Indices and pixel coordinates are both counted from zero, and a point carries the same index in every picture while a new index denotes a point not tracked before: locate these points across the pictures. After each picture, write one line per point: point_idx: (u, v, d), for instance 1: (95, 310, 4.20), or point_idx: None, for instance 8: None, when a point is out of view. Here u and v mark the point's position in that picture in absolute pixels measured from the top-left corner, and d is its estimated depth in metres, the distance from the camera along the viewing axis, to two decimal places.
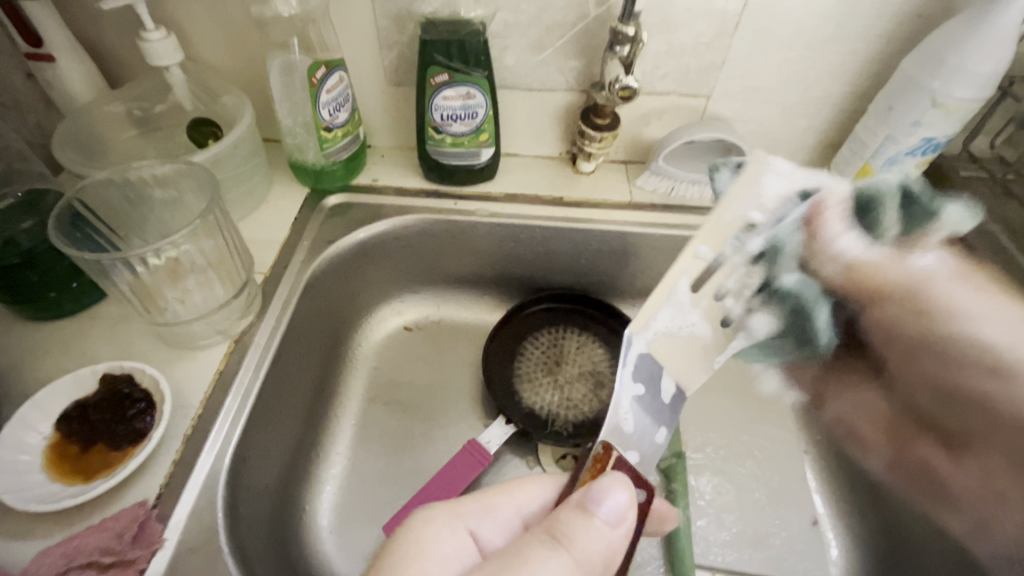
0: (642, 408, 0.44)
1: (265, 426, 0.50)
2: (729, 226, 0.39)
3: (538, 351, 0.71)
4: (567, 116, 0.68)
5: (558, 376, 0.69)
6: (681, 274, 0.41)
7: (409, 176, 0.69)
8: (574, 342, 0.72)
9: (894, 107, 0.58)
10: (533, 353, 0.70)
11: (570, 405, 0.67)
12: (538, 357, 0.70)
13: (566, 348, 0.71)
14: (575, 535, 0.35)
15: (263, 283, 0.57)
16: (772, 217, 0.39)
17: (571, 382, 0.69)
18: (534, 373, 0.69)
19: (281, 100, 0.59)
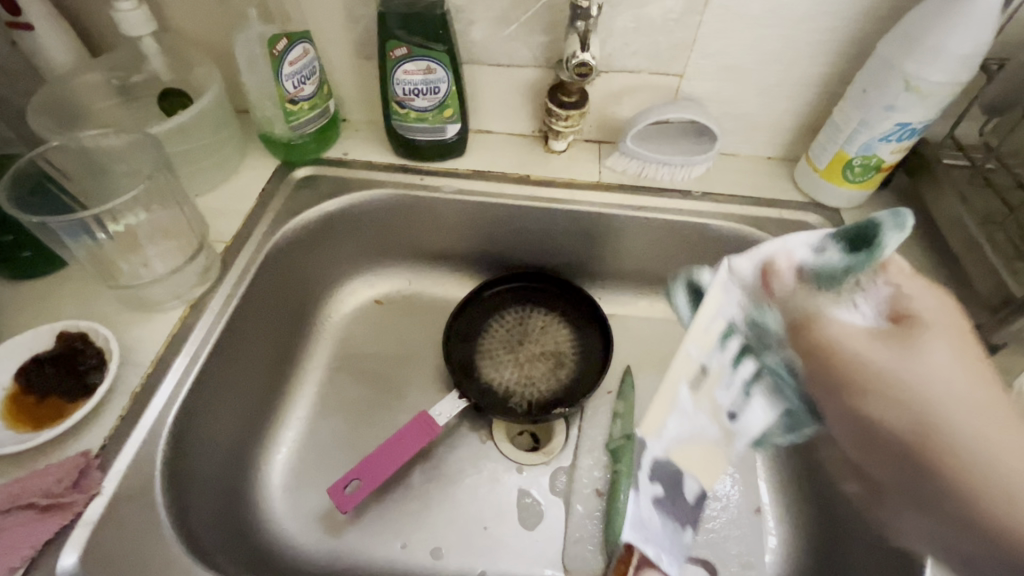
0: (664, 511, 0.47)
1: (216, 388, 0.53)
2: (713, 324, 0.39)
3: (502, 329, 0.71)
4: (537, 92, 0.67)
5: (520, 355, 0.70)
6: (680, 384, 0.40)
7: (379, 150, 0.70)
8: (539, 321, 0.72)
9: (869, 90, 0.55)
10: (497, 332, 0.71)
11: (528, 382, 0.68)
12: (501, 335, 0.71)
13: (531, 328, 0.71)
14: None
15: (224, 251, 0.59)
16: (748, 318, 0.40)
17: (532, 362, 0.69)
18: (496, 350, 0.70)
19: (248, 72, 0.60)
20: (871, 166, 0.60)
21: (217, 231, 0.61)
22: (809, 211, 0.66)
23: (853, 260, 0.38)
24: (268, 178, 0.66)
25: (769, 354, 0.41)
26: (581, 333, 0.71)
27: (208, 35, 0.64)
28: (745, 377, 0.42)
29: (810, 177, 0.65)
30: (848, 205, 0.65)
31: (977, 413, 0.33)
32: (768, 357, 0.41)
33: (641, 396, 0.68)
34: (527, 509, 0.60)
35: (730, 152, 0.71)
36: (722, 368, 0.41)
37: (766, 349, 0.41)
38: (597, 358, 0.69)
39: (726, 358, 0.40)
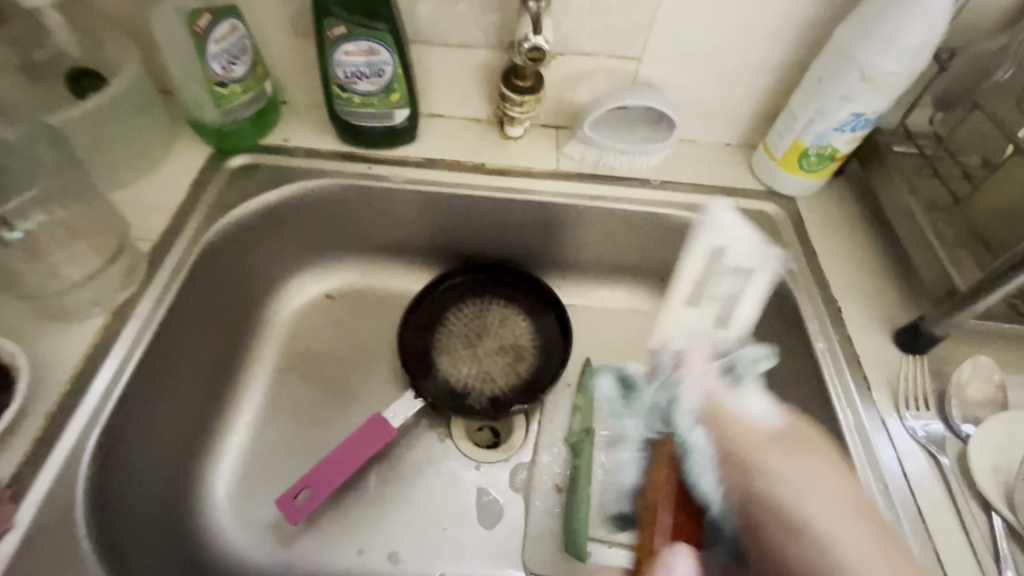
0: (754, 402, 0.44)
1: (146, 403, 0.49)
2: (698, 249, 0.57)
3: (460, 323, 0.69)
4: (490, 75, 0.63)
5: (478, 349, 0.68)
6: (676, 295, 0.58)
7: (322, 136, 0.65)
8: (498, 314, 0.70)
9: (824, 79, 0.55)
10: (455, 326, 0.69)
11: (488, 379, 0.66)
12: (459, 330, 0.69)
13: (490, 321, 0.70)
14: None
15: (150, 251, 0.54)
16: (738, 245, 0.57)
17: (491, 356, 0.68)
18: (454, 345, 0.68)
19: (169, 51, 0.55)
20: (826, 156, 0.60)
21: (142, 228, 0.56)
22: (766, 200, 0.65)
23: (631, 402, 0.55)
24: (199, 168, 0.61)
25: (688, 428, 0.45)
26: (541, 326, 0.69)
27: (119, 6, 0.57)
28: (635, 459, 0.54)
29: (767, 166, 0.64)
30: (804, 194, 0.65)
31: (841, 506, 0.36)
32: (692, 433, 0.45)
33: None
34: (486, 508, 0.59)
35: (689, 139, 0.70)
36: (714, 280, 0.56)
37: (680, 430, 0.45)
38: (557, 351, 0.67)
39: (713, 276, 0.56)
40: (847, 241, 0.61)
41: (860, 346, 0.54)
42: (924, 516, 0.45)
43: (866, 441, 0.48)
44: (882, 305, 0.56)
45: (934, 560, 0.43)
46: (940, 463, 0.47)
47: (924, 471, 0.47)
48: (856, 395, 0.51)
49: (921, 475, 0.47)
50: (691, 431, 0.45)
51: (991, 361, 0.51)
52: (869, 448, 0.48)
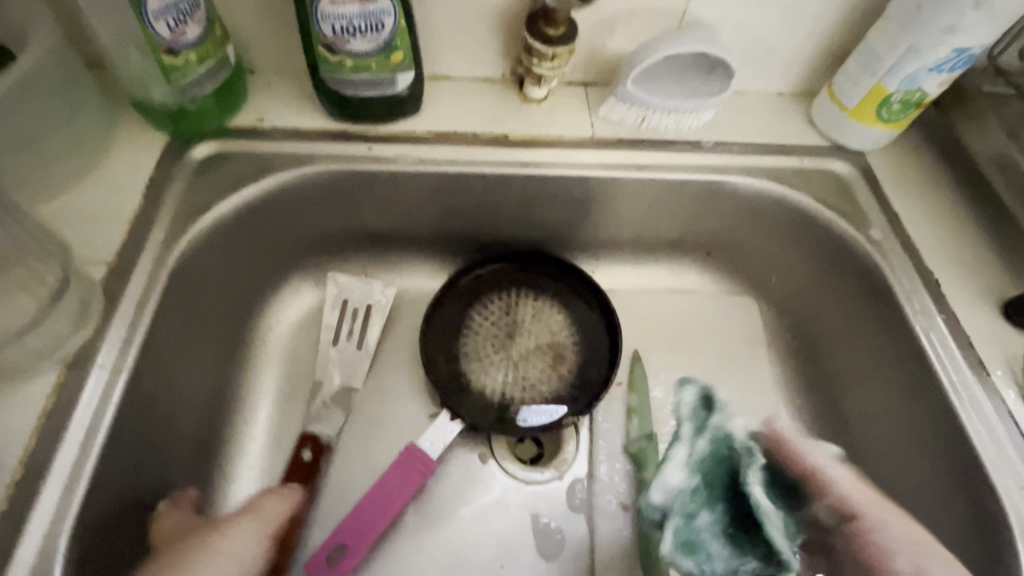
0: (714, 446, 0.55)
1: (124, 476, 0.41)
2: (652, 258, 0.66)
3: (487, 322, 0.59)
4: (507, 22, 0.51)
5: (512, 351, 0.58)
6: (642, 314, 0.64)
7: (305, 110, 0.53)
8: (530, 307, 0.60)
9: (923, 7, 0.45)
10: (481, 326, 0.59)
11: (527, 385, 0.56)
12: (487, 329, 0.58)
13: (522, 317, 0.59)
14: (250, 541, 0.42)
15: (106, 279, 0.43)
16: None
17: (528, 358, 0.58)
18: (484, 349, 0.58)
19: (94, 11, 0.41)
20: (911, 102, 0.51)
21: (89, 248, 0.44)
22: (834, 157, 0.56)
23: (714, 435, 0.41)
24: (154, 162, 0.48)
25: (753, 478, 0.39)
26: (581, 318, 0.60)
27: None
28: (687, 482, 0.40)
29: (834, 117, 0.55)
30: (876, 147, 0.56)
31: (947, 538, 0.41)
32: (754, 486, 0.39)
33: (656, 385, 0.59)
34: (545, 535, 0.52)
35: (739, 91, 0.60)
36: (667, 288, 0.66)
37: (744, 483, 0.39)
38: (602, 347, 0.58)
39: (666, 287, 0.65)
40: (930, 200, 0.54)
41: (967, 325, 0.47)
42: None
43: (993, 431, 0.43)
44: (980, 273, 0.50)
45: None
46: None
47: None
48: (972, 379, 0.45)
49: None
50: (756, 487, 0.39)
51: None
52: (988, 424, 0.43)
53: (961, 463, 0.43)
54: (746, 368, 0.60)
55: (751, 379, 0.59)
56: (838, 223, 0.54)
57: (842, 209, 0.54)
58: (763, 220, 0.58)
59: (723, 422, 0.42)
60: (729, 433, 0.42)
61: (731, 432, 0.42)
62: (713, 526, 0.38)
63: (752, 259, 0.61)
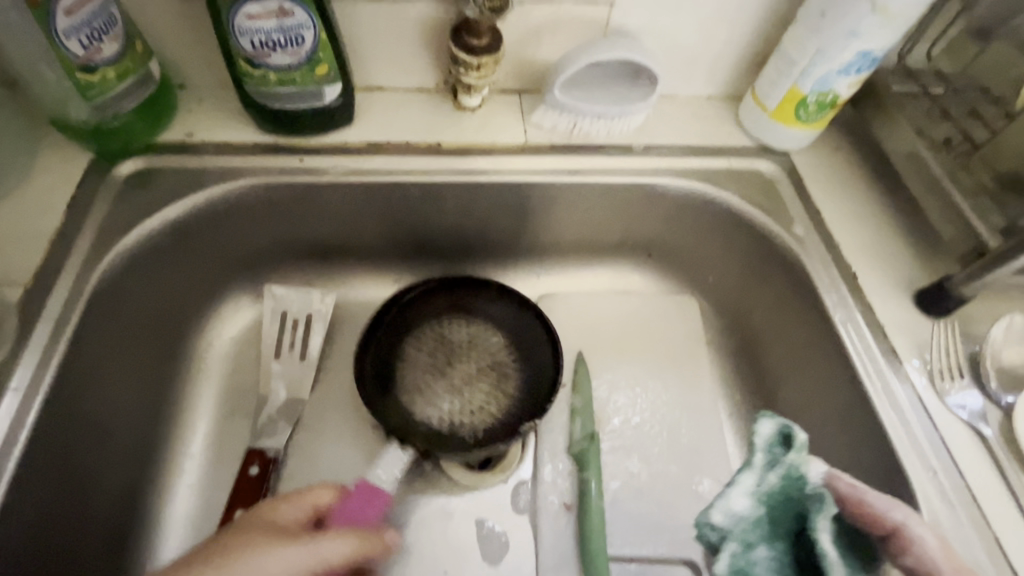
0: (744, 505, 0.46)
1: (46, 501, 0.40)
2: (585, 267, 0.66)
3: (424, 351, 0.57)
4: (434, 33, 0.52)
5: (452, 377, 0.57)
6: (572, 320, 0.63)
7: (235, 124, 0.53)
8: (468, 330, 0.59)
9: (827, 14, 0.47)
10: (420, 354, 0.57)
11: (473, 408, 0.55)
12: (424, 358, 0.57)
13: (460, 339, 0.58)
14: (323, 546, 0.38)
15: (21, 300, 0.42)
16: None
17: (469, 382, 0.57)
18: (422, 378, 0.56)
19: (3, 31, 0.41)
20: (826, 103, 0.53)
21: (5, 269, 0.43)
22: (760, 157, 0.58)
23: (788, 471, 0.38)
24: (77, 181, 0.48)
25: (822, 526, 0.36)
26: (521, 331, 0.58)
27: None
28: (749, 510, 0.38)
29: (757, 118, 0.57)
30: (799, 147, 0.58)
31: None
32: (823, 536, 0.36)
33: (599, 385, 0.59)
34: (489, 540, 0.52)
35: (669, 95, 0.61)
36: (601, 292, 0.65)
37: (813, 528, 0.36)
38: (542, 358, 0.57)
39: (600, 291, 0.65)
40: (850, 197, 0.56)
41: (881, 315, 0.49)
42: (976, 498, 0.41)
43: (903, 417, 0.44)
44: (896, 265, 0.52)
45: (994, 545, 0.39)
46: (982, 434, 0.43)
47: (969, 447, 0.43)
48: (885, 367, 0.47)
49: (965, 450, 0.43)
50: (824, 535, 0.36)
51: None
52: (898, 410, 0.45)
53: (876, 449, 0.45)
54: (689, 365, 0.61)
55: (692, 376, 0.60)
56: (764, 221, 0.56)
57: (768, 208, 0.56)
58: (697, 219, 0.59)
59: (802, 463, 0.38)
60: (804, 474, 0.38)
61: (806, 474, 0.38)
62: (770, 561, 0.37)
63: (689, 258, 0.63)
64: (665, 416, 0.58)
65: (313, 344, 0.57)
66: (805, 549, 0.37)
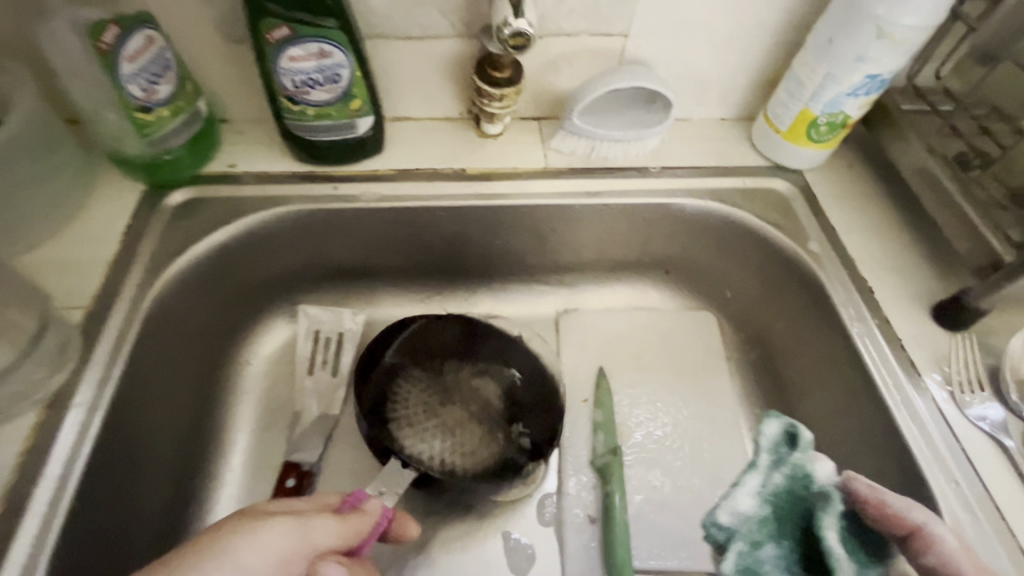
0: None
1: (103, 512, 0.43)
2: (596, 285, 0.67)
3: (417, 390, 0.58)
4: (459, 67, 0.55)
5: (445, 419, 0.57)
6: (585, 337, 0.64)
7: (273, 156, 0.56)
8: (460, 373, 0.60)
9: (835, 40, 0.49)
10: (413, 394, 0.58)
11: (465, 452, 0.56)
12: (417, 397, 0.58)
13: (452, 381, 0.59)
14: (310, 529, 0.35)
15: (83, 321, 0.46)
16: None
17: (461, 424, 0.57)
18: (416, 417, 0.57)
19: (72, 77, 0.45)
20: (837, 123, 0.55)
21: (68, 293, 0.47)
22: (773, 176, 0.60)
23: (793, 471, 0.39)
24: (131, 211, 0.52)
25: (829, 524, 0.36)
26: (515, 377, 0.60)
27: None
28: (755, 509, 0.39)
29: (770, 139, 0.59)
30: (812, 165, 0.60)
31: None
32: (828, 532, 0.36)
33: (620, 400, 0.61)
34: (515, 552, 0.54)
35: (683, 118, 0.64)
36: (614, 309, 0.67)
37: (819, 525, 0.36)
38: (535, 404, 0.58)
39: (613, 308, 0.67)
40: (863, 213, 0.57)
41: (898, 329, 0.50)
42: (1001, 509, 0.41)
43: (925, 430, 0.45)
44: (912, 279, 0.53)
45: (1020, 556, 0.40)
46: (1005, 446, 0.44)
47: (992, 460, 0.43)
48: (905, 380, 0.47)
49: (987, 462, 0.43)
50: (830, 532, 0.36)
51: None
52: (920, 423, 0.45)
53: (897, 461, 0.46)
54: (708, 379, 0.62)
55: (712, 391, 0.61)
56: (779, 237, 0.57)
57: (783, 225, 0.58)
58: (713, 237, 0.61)
59: (807, 463, 0.39)
60: (810, 475, 0.39)
61: (812, 473, 0.39)
62: (778, 560, 0.37)
63: (706, 275, 0.64)
64: (685, 430, 0.59)
65: (345, 362, 0.60)
66: (812, 547, 0.37)
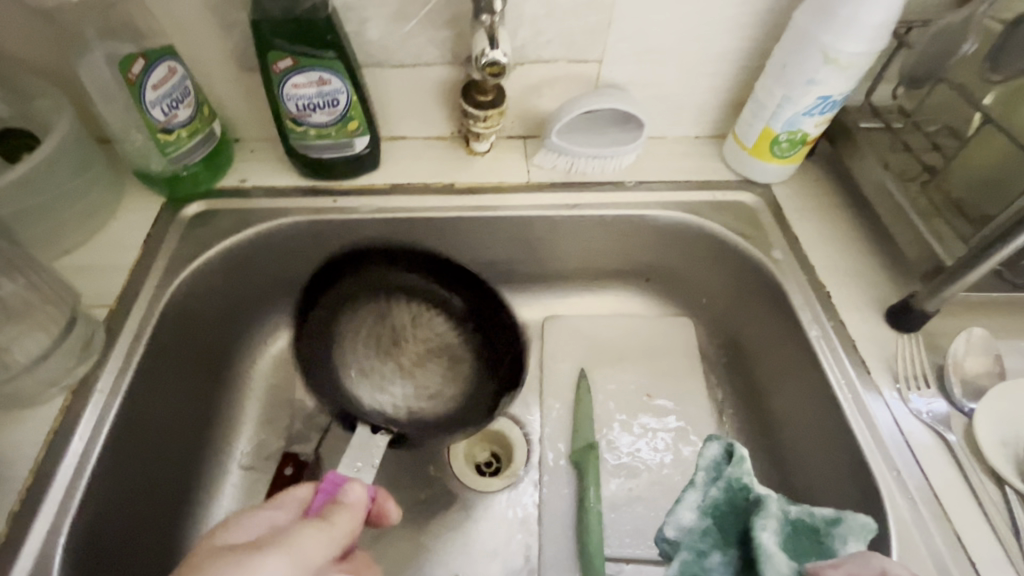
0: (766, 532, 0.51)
1: (118, 490, 0.47)
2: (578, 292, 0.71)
3: (369, 326, 0.60)
4: (448, 91, 0.61)
5: (399, 359, 0.60)
6: (565, 342, 0.68)
7: (280, 172, 0.62)
8: (405, 312, 0.61)
9: (788, 65, 0.54)
10: (360, 338, 0.59)
11: (423, 394, 0.59)
12: (371, 331, 0.60)
13: (400, 323, 0.60)
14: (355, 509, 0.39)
15: (107, 318, 0.51)
16: None
17: (416, 366, 0.60)
18: (370, 359, 0.59)
19: (104, 103, 0.51)
20: (797, 140, 0.59)
21: (95, 293, 0.52)
22: (742, 189, 0.64)
23: (728, 483, 0.40)
24: (152, 221, 0.58)
25: (764, 526, 0.36)
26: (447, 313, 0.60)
27: (43, 61, 0.53)
28: (697, 522, 0.39)
29: (738, 155, 0.64)
30: (778, 179, 0.64)
31: None
32: (763, 532, 0.36)
33: (599, 400, 0.64)
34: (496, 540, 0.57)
35: (659, 136, 0.68)
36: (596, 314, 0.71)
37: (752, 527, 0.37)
38: (494, 341, 0.59)
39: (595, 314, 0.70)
40: (826, 224, 0.61)
41: (853, 331, 0.53)
42: (938, 497, 0.44)
43: (872, 424, 0.48)
44: (869, 285, 0.56)
45: (955, 541, 0.42)
46: (948, 440, 0.47)
47: (935, 452, 0.46)
48: (857, 378, 0.51)
49: (929, 455, 0.46)
50: (764, 531, 0.36)
51: (985, 332, 0.52)
52: (868, 418, 0.48)
53: (847, 453, 0.49)
54: (685, 380, 0.65)
55: (687, 391, 0.65)
56: (746, 246, 0.61)
57: (750, 235, 0.62)
58: (685, 246, 0.65)
59: (742, 474, 0.40)
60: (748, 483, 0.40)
61: (750, 484, 0.40)
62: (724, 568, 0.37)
63: (683, 282, 0.68)
64: (660, 429, 0.62)
65: None
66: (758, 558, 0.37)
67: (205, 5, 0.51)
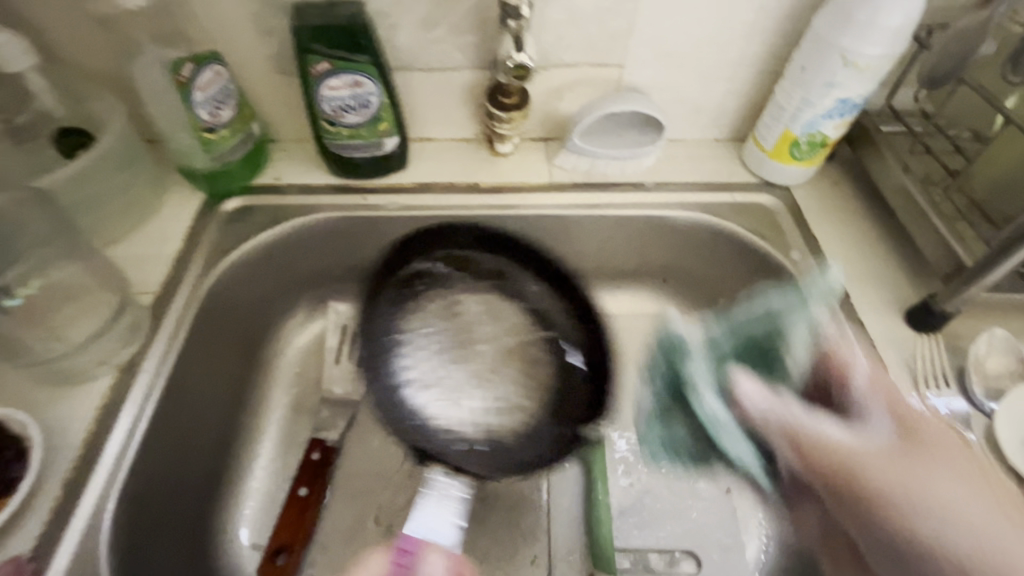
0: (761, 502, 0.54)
1: (160, 465, 0.50)
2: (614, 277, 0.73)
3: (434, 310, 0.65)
4: (473, 94, 0.63)
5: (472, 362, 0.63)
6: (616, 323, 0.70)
7: (313, 171, 0.65)
8: (472, 299, 0.66)
9: (807, 68, 0.55)
10: (425, 339, 0.63)
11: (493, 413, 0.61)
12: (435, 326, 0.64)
13: (468, 314, 0.65)
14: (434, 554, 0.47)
15: (151, 304, 0.54)
16: None
17: (485, 380, 0.63)
18: (432, 362, 0.62)
19: (154, 104, 0.55)
20: (816, 143, 0.60)
21: (139, 281, 0.56)
22: (761, 191, 0.65)
23: None
24: (192, 215, 0.61)
25: None
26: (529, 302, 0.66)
27: (99, 65, 0.57)
28: None
29: (758, 157, 0.64)
30: (798, 181, 0.65)
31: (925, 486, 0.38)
32: None
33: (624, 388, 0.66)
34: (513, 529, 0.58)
35: (678, 138, 0.70)
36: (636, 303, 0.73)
37: None
38: (574, 331, 0.65)
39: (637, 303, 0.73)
40: (845, 225, 0.61)
41: (873, 330, 0.53)
42: None
43: None
44: (888, 286, 0.57)
45: None
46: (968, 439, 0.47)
47: None
48: None
49: None
50: None
51: (1007, 333, 0.52)
52: None
53: None
54: None
55: None
56: (764, 247, 0.62)
57: (767, 236, 0.62)
58: (703, 246, 0.66)
59: None
60: None
61: None
62: None
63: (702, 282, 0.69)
64: None
65: None
66: None
67: (248, 12, 0.54)
